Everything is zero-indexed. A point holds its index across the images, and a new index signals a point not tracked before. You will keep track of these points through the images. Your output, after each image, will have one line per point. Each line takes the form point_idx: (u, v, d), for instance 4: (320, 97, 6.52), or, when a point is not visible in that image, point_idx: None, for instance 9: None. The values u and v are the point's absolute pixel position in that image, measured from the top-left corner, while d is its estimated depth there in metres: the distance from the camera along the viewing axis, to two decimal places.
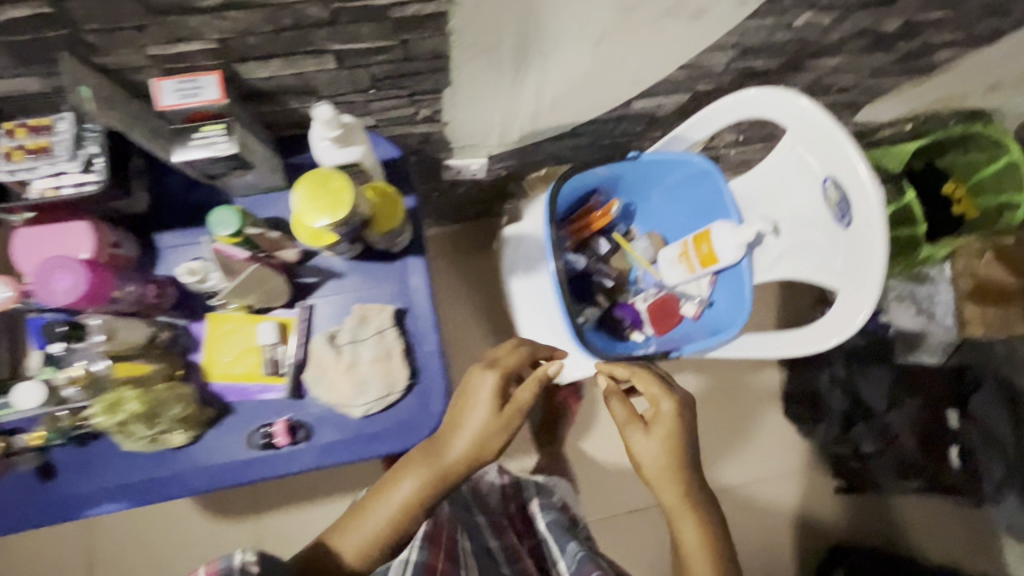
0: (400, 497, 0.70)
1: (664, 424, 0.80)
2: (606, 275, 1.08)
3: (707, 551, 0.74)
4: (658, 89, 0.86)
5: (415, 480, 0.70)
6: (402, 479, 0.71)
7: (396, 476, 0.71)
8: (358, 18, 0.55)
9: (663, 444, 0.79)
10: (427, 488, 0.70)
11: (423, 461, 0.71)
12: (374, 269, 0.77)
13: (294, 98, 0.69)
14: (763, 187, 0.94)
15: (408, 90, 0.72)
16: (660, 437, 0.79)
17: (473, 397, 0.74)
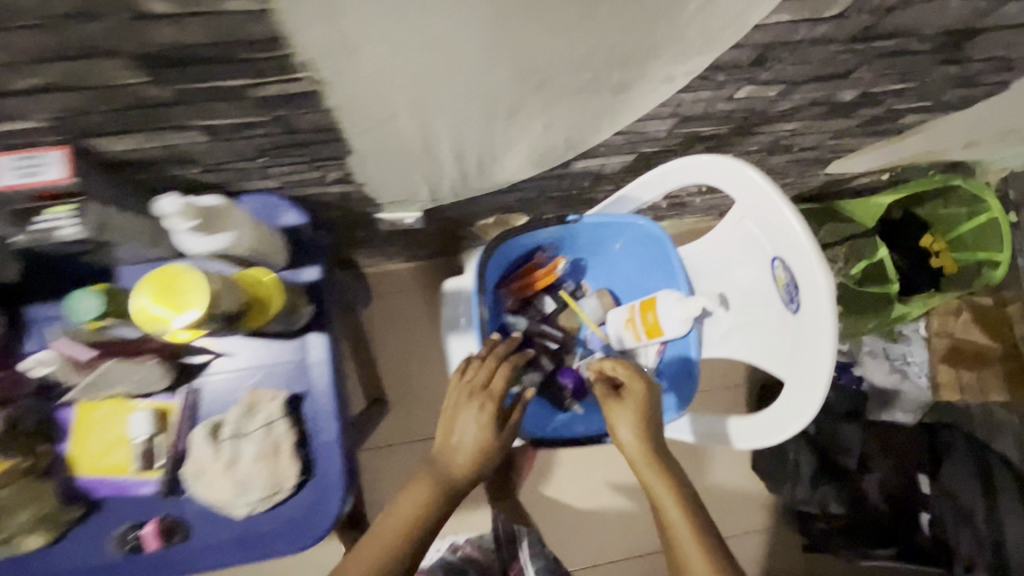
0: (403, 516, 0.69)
1: (633, 403, 0.73)
2: (550, 336, 1.02)
3: (697, 534, 0.63)
4: (596, 152, 0.79)
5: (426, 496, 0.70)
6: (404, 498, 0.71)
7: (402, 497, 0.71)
8: (212, 98, 0.48)
9: (633, 422, 0.72)
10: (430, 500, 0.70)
11: (430, 480, 0.72)
12: (269, 347, 0.70)
13: (173, 166, 0.62)
14: (714, 256, 0.87)
15: (305, 158, 0.65)
16: (632, 419, 0.72)
17: (467, 418, 0.76)
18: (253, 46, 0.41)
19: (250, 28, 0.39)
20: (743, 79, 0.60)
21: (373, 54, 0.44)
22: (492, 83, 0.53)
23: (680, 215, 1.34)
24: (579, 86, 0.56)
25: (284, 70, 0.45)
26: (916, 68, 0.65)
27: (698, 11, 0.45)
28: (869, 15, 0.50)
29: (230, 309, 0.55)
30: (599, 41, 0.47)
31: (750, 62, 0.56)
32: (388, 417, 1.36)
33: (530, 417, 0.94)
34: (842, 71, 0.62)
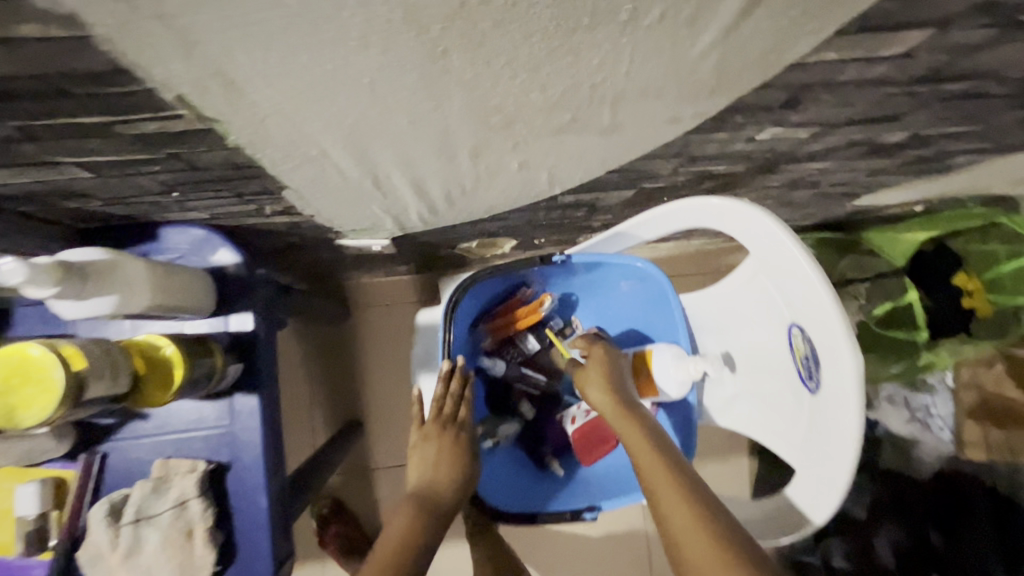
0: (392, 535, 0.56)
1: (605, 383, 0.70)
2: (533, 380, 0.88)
3: (705, 521, 0.50)
4: (587, 187, 0.67)
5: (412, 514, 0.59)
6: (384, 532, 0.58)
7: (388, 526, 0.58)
8: (70, 135, 0.37)
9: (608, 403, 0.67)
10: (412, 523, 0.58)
11: (414, 509, 0.60)
12: (189, 409, 0.60)
13: (64, 200, 0.51)
14: (722, 309, 0.74)
15: (228, 192, 0.54)
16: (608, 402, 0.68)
17: (443, 449, 0.66)
18: (93, 81, 0.30)
19: (78, 59, 0.28)
20: (768, 121, 0.48)
21: (267, 91, 0.33)
22: (442, 124, 0.41)
23: (687, 239, 1.22)
24: (559, 127, 0.44)
25: (155, 107, 0.34)
26: (984, 111, 0.52)
27: (714, 47, 0.33)
28: (943, 55, 0.38)
29: (112, 389, 0.46)
30: (579, 79, 0.35)
31: (780, 104, 0.44)
32: (361, 443, 1.27)
33: (501, 478, 0.83)
34: (891, 114, 0.50)
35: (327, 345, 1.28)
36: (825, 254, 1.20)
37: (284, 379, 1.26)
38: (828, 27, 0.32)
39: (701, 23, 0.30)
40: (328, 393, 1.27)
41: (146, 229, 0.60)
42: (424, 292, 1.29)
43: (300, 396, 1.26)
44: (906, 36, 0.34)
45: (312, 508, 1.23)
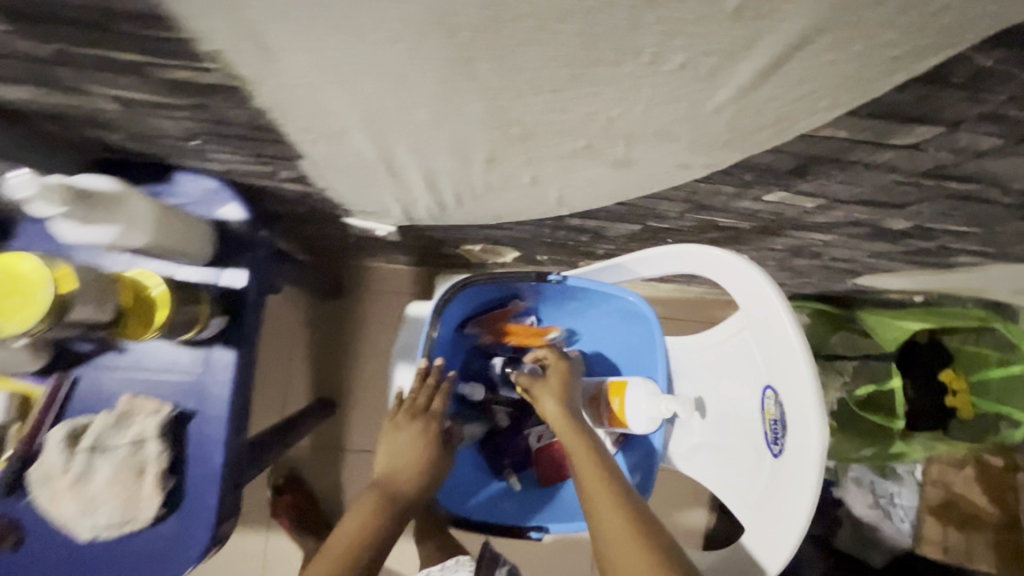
0: (352, 532, 0.58)
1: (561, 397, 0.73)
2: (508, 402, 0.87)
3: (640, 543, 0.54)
4: (595, 214, 0.68)
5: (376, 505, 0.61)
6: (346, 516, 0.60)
7: (347, 513, 0.60)
8: (106, 68, 0.38)
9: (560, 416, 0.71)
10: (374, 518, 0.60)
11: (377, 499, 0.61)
12: (168, 353, 0.60)
13: (90, 128, 0.53)
14: (704, 359, 0.75)
15: (249, 151, 0.55)
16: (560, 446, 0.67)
17: (412, 442, 0.67)
18: (136, 22, 0.32)
19: None
20: (777, 185, 0.49)
21: (295, 61, 0.34)
22: (462, 126, 0.42)
23: (687, 284, 1.22)
24: (573, 151, 0.45)
25: (191, 57, 0.35)
26: (986, 216, 0.53)
27: (729, 106, 0.34)
28: (949, 155, 0.39)
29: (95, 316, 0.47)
30: (596, 110, 0.37)
31: (789, 170, 0.45)
32: (331, 422, 1.27)
33: (458, 480, 0.83)
34: (896, 202, 0.51)
35: (315, 319, 1.29)
36: (820, 325, 1.20)
37: (265, 343, 1.27)
38: (841, 106, 0.33)
39: (718, 79, 0.31)
40: (307, 365, 1.27)
41: (159, 172, 0.62)
42: (422, 286, 1.30)
43: (278, 362, 1.27)
44: (914, 130, 0.35)
45: (269, 477, 1.22)
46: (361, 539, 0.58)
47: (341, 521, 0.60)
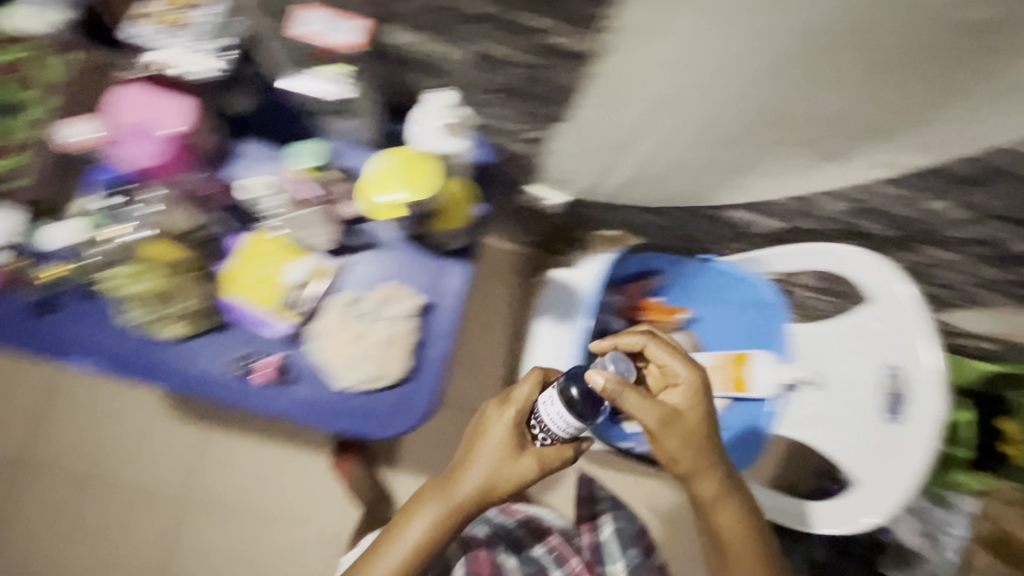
0: (413, 541, 0.64)
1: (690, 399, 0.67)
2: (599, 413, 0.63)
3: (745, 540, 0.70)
4: (761, 207, 0.82)
5: (442, 514, 0.64)
6: (410, 517, 0.65)
7: (411, 513, 0.65)
8: (512, 26, 0.55)
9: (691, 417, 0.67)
10: (437, 531, 0.64)
11: (442, 510, 0.64)
12: (419, 257, 0.75)
13: (418, 73, 0.69)
14: (817, 342, 0.89)
15: (526, 110, 0.71)
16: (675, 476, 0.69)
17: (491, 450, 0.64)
18: None
19: None
20: (946, 191, 0.63)
21: (668, 41, 0.51)
22: (733, 107, 0.59)
23: None
24: (802, 139, 0.61)
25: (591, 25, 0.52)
26: None
27: None
28: None
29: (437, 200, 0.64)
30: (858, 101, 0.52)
31: (967, 177, 0.59)
32: None
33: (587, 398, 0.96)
34: None
35: None
36: None
37: None
38: None
39: None
40: None
41: None
42: None
43: None
44: None
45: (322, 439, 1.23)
46: (417, 551, 0.63)
47: (406, 521, 0.65)
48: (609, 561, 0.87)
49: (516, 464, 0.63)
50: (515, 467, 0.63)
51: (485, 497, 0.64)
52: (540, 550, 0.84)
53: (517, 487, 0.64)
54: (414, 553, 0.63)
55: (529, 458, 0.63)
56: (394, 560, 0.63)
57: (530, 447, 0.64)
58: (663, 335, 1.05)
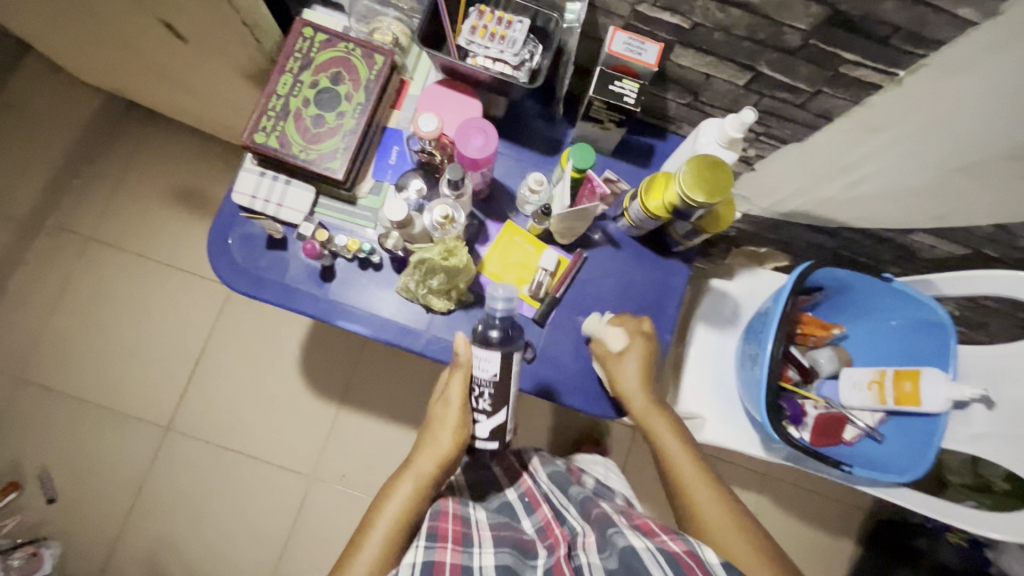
0: (385, 532, 0.68)
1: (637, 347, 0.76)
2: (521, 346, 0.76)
3: (710, 493, 0.71)
4: (949, 233, 0.89)
5: (411, 485, 0.71)
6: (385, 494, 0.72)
7: (383, 500, 0.71)
8: (811, 59, 0.63)
9: (636, 364, 0.75)
10: (412, 500, 0.71)
11: (414, 480, 0.72)
12: (647, 255, 0.83)
13: (674, 91, 0.77)
14: (993, 362, 0.93)
15: (763, 129, 0.79)
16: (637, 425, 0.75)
17: (441, 413, 0.73)
18: (910, 40, 0.56)
19: (933, 30, 0.54)
20: None
21: (969, 81, 0.58)
22: (992, 143, 0.66)
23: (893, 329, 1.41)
24: None
25: (894, 65, 0.60)
26: None
27: None
28: None
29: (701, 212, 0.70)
30: None
31: None
32: None
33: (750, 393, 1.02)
34: None
35: None
36: None
37: None
38: None
39: None
40: None
41: (661, 130, 0.86)
42: None
43: None
44: None
45: None
46: (401, 515, 0.69)
47: (383, 501, 0.71)
48: (565, 513, 0.77)
49: (441, 416, 0.73)
50: (444, 418, 0.73)
51: (435, 464, 0.72)
52: (510, 496, 0.84)
53: (449, 437, 0.72)
54: (391, 523, 0.69)
55: (443, 405, 0.73)
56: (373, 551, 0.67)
57: (441, 397, 0.74)
58: (816, 346, 1.09)
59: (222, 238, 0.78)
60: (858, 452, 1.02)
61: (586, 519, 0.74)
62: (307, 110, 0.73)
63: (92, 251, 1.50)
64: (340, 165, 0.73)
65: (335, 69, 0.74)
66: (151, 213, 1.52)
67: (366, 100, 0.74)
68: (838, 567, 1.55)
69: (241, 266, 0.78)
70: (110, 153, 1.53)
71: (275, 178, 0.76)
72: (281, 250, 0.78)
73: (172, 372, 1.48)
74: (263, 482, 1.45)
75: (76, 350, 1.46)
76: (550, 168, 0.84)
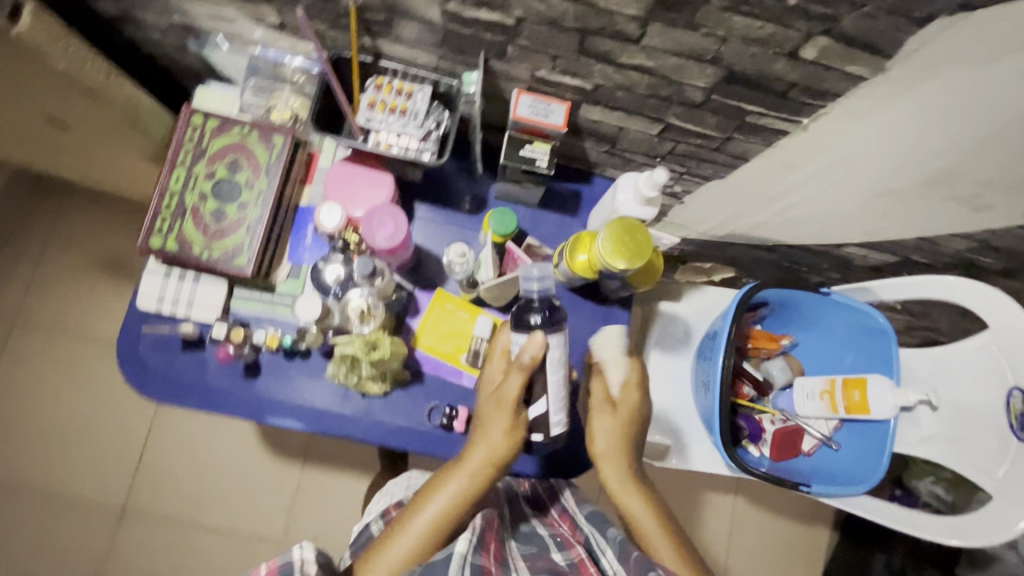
0: (434, 514, 0.64)
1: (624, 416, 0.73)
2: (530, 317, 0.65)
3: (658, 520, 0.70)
4: (879, 245, 0.90)
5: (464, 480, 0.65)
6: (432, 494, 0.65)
7: (432, 490, 0.66)
8: (716, 111, 0.62)
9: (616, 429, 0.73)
10: (460, 499, 0.65)
11: (464, 475, 0.66)
12: (585, 305, 0.81)
13: (590, 140, 0.75)
14: (933, 364, 0.95)
15: (685, 170, 0.78)
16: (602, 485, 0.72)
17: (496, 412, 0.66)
18: (807, 93, 0.55)
19: (824, 84, 0.53)
20: None
21: (871, 125, 0.58)
22: (905, 173, 0.65)
23: None
24: (959, 195, 0.68)
25: (796, 114, 0.59)
26: None
27: None
28: None
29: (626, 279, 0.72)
30: None
31: None
32: None
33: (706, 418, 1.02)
34: None
35: None
36: None
37: None
38: None
39: None
40: None
41: (585, 175, 0.84)
42: None
43: None
44: None
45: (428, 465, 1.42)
46: (449, 508, 0.64)
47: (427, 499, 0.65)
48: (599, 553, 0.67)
49: (493, 415, 0.66)
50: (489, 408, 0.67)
51: (490, 461, 0.66)
52: (542, 531, 0.74)
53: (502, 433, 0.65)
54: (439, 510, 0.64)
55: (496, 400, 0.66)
56: (413, 535, 0.63)
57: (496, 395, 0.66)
58: (769, 358, 1.07)
59: (133, 345, 0.73)
60: (816, 462, 1.03)
61: (623, 562, 0.63)
62: (204, 205, 0.68)
63: (18, 336, 1.40)
64: (248, 261, 0.69)
65: (231, 156, 0.70)
66: (76, 289, 1.43)
67: (268, 185, 0.70)
68: (816, 555, 1.58)
69: (157, 373, 0.73)
70: (23, 231, 1.43)
71: (181, 277, 0.72)
72: (199, 351, 0.74)
73: (120, 453, 1.40)
74: (233, 557, 1.39)
75: (13, 444, 1.37)
76: (476, 228, 0.81)
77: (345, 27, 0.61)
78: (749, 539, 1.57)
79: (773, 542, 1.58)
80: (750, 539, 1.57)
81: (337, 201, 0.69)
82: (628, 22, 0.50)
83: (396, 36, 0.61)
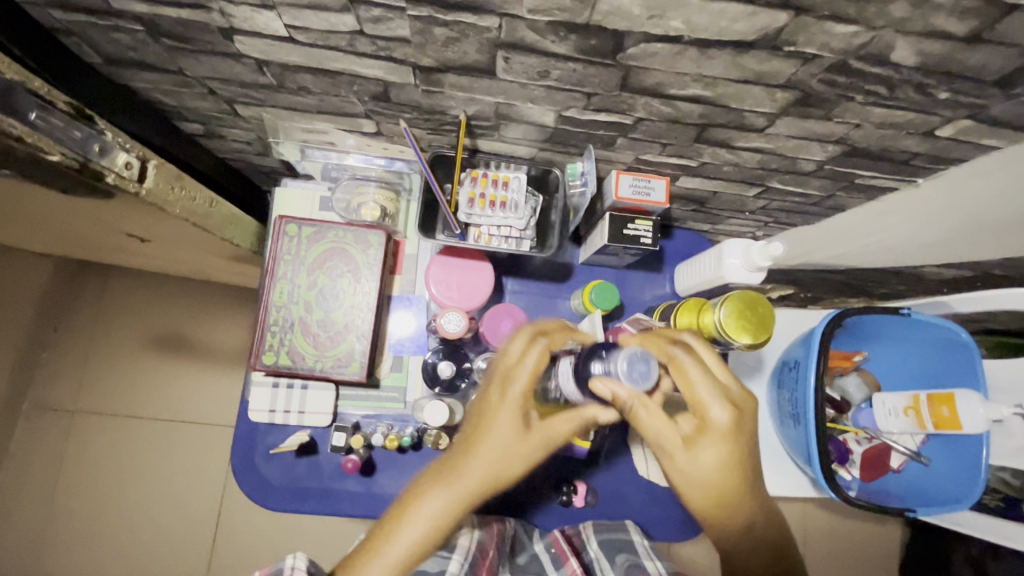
0: (411, 543, 0.53)
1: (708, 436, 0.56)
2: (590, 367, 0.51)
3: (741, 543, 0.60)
4: (959, 264, 0.90)
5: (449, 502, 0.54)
6: (414, 511, 0.54)
7: (413, 506, 0.54)
8: (824, 176, 0.61)
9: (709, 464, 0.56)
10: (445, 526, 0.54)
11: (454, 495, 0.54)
12: None
13: (678, 202, 0.75)
14: (1019, 373, 0.95)
15: (772, 218, 0.78)
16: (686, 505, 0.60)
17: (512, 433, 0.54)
18: (929, 160, 0.54)
19: (949, 153, 0.53)
20: None
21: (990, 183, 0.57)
22: None
23: None
24: None
25: (910, 175, 0.59)
26: None
27: None
28: None
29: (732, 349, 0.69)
30: None
31: None
32: None
33: (795, 445, 1.03)
34: None
35: None
36: None
37: None
38: None
39: None
40: None
41: (665, 228, 0.84)
42: None
43: None
44: None
45: None
46: (428, 535, 0.53)
47: (407, 516, 0.54)
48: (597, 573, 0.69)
49: (520, 445, 0.54)
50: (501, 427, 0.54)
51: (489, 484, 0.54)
52: (539, 549, 0.76)
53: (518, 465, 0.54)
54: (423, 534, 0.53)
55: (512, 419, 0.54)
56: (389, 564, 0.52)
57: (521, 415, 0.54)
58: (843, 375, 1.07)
59: (249, 456, 0.73)
60: (906, 479, 1.04)
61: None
62: (311, 315, 0.68)
63: (80, 425, 1.39)
64: (361, 366, 0.68)
65: (329, 262, 0.69)
66: (131, 370, 1.42)
67: (371, 287, 0.70)
68: (887, 550, 1.59)
69: (277, 482, 0.73)
70: (74, 318, 1.42)
71: (291, 386, 0.71)
72: (314, 454, 0.74)
73: (196, 528, 1.40)
74: None
75: (89, 532, 1.37)
76: (567, 296, 0.81)
77: (447, 131, 0.61)
78: (821, 543, 1.58)
79: (844, 545, 1.58)
80: (821, 543, 1.58)
81: (454, 306, 0.70)
82: (758, 116, 0.50)
83: (499, 135, 0.61)
